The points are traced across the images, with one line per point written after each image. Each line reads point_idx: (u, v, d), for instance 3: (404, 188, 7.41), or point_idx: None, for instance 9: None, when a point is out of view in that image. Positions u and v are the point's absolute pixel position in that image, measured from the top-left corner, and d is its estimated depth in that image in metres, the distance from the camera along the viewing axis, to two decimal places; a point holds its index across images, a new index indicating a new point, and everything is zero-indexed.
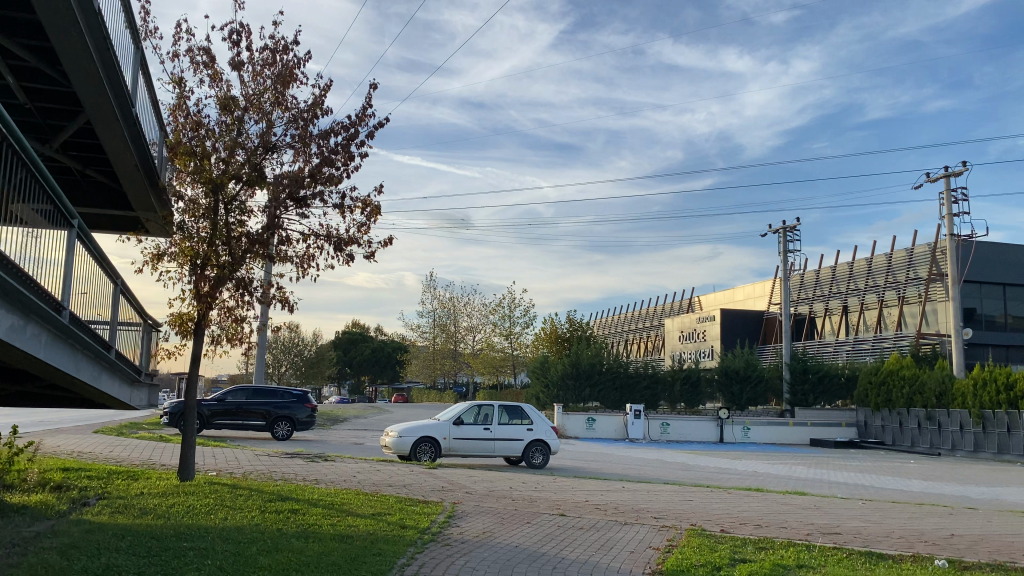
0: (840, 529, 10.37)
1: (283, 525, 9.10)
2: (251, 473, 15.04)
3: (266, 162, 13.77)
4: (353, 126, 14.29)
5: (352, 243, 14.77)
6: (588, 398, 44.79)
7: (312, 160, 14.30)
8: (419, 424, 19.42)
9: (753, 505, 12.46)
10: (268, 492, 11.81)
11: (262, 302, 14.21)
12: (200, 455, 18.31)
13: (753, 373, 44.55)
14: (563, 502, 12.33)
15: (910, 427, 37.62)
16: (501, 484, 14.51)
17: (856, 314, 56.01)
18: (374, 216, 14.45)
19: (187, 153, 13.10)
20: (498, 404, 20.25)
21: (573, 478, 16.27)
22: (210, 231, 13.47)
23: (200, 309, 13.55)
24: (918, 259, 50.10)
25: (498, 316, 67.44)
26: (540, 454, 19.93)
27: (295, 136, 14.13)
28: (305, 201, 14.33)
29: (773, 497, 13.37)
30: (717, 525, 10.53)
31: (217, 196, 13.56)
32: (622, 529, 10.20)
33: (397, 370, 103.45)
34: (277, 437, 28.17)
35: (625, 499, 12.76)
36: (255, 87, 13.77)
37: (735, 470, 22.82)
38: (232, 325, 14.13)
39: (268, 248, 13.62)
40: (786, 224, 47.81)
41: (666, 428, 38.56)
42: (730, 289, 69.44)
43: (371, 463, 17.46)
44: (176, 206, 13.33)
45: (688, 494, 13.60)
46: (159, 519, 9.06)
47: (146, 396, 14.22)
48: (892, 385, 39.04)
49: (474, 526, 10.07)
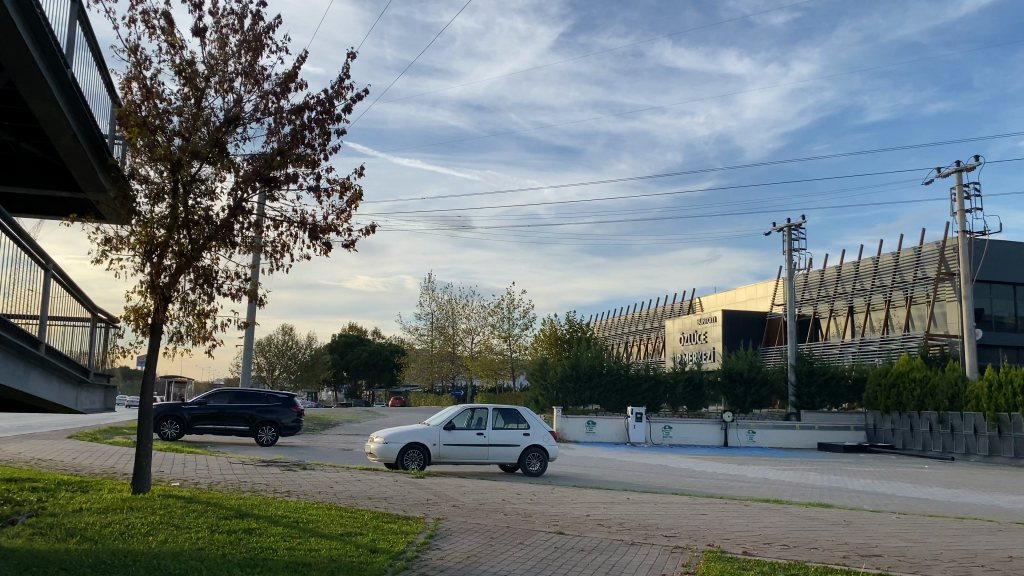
0: (881, 550, 8.99)
1: (229, 550, 7.71)
2: (218, 484, 13.69)
3: (231, 138, 12.48)
4: (330, 101, 13.04)
5: (330, 231, 13.59)
6: (588, 401, 43.32)
7: (285, 139, 13.09)
8: (406, 429, 18.02)
9: (775, 519, 11.06)
10: (228, 507, 10.43)
11: (230, 296, 12.95)
12: (169, 463, 16.91)
13: (756, 375, 43.19)
14: (561, 517, 10.94)
15: (921, 430, 36.27)
16: (493, 495, 13.10)
17: (862, 315, 54.73)
18: (354, 202, 13.35)
19: (140, 126, 11.73)
20: (493, 407, 18.90)
21: (572, 488, 14.87)
22: (170, 215, 12.14)
23: (159, 303, 12.29)
24: (927, 258, 48.74)
25: (496, 318, 66.17)
26: (538, 460, 18.59)
27: (267, 112, 12.87)
28: (277, 184, 13.14)
29: (796, 511, 11.96)
30: (738, 546, 9.14)
31: (176, 175, 12.23)
32: (629, 550, 8.83)
33: (395, 373, 101.91)
34: (261, 442, 26.75)
35: (630, 513, 11.36)
36: (219, 55, 12.41)
37: (742, 476, 21.47)
38: (196, 322, 12.83)
39: (234, 234, 12.37)
40: (791, 222, 46.50)
41: (668, 432, 37.20)
42: (732, 290, 68.05)
43: (353, 472, 16.06)
44: (130, 187, 11.98)
45: (700, 507, 12.21)
46: (85, 544, 7.65)
47: (99, 398, 12.93)
48: (902, 388, 37.65)
49: (457, 549, 8.68)
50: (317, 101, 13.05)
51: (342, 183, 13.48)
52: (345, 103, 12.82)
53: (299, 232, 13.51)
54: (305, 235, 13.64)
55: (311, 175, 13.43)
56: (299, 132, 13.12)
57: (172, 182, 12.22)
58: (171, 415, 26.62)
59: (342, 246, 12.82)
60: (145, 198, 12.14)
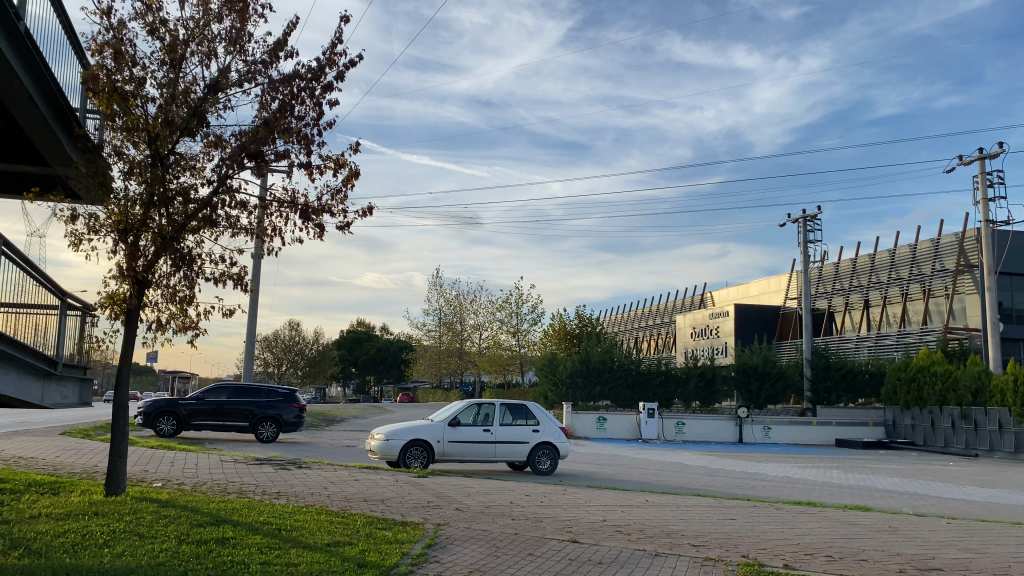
0: (940, 563, 7.91)
1: (192, 566, 6.66)
2: (204, 484, 12.76)
3: (214, 109, 11.43)
4: (320, 70, 12.05)
5: (323, 213, 12.65)
6: (598, 397, 42.05)
7: (274, 111, 12.09)
8: (408, 425, 16.98)
9: (814, 526, 9.97)
10: (204, 512, 9.45)
11: (216, 281, 12.00)
12: (156, 462, 15.94)
13: (771, 369, 42.07)
14: (573, 522, 9.87)
15: (943, 426, 35.00)
16: (501, 497, 12.04)
17: (877, 309, 53.41)
18: (350, 181, 12.44)
19: (109, 94, 10.60)
20: (500, 402, 17.87)
21: (584, 488, 13.78)
22: (148, 194, 11.12)
23: (135, 290, 11.33)
24: (945, 249, 47.50)
25: (505, 313, 65.18)
26: (548, 459, 17.54)
27: (254, 80, 11.85)
28: (267, 160, 12.18)
29: (833, 515, 10.87)
30: (777, 558, 8.07)
31: (154, 148, 11.18)
32: (655, 563, 7.76)
33: (403, 369, 101.06)
34: (261, 438, 25.80)
35: (651, 517, 10.30)
36: (199, 16, 11.28)
37: (764, 475, 20.36)
38: (178, 309, 11.87)
39: (216, 213, 11.41)
40: (807, 214, 45.26)
41: (682, 428, 36.13)
42: (744, 284, 66.75)
43: (351, 471, 14.99)
44: (104, 161, 10.95)
45: (728, 510, 11.11)
46: (28, 558, 6.62)
47: (73, 391, 12.17)
48: (922, 382, 36.41)
49: (458, 562, 7.61)
50: (308, 70, 12.05)
51: (337, 160, 12.55)
52: (337, 72, 11.83)
53: (288, 212, 12.58)
54: (296, 216, 12.68)
55: (302, 151, 12.45)
56: (289, 103, 12.14)
57: (151, 157, 11.22)
58: (167, 410, 25.67)
59: (336, 229, 11.96)
60: (120, 174, 11.11)
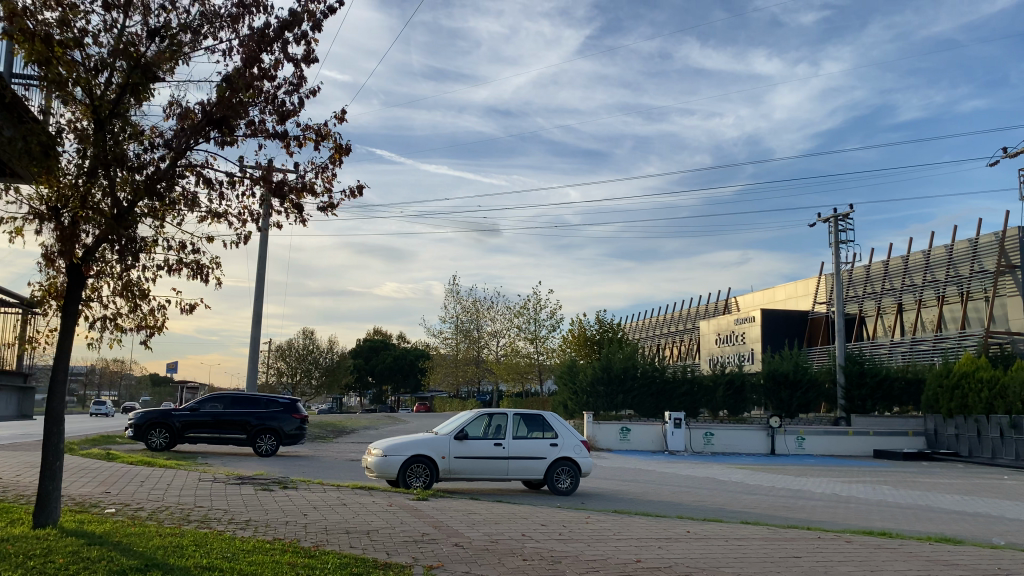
0: None
1: None
2: (160, 511, 10.89)
3: (167, 64, 9.62)
4: (294, 22, 10.18)
5: (305, 194, 10.81)
6: (620, 406, 39.95)
7: (243, 72, 10.23)
8: (410, 439, 15.05)
9: (902, 567, 7.89)
10: (137, 552, 7.60)
11: (175, 271, 10.19)
12: (125, 482, 14.08)
13: (802, 377, 39.83)
14: (599, 563, 7.91)
15: (990, 436, 32.52)
16: (512, 527, 10.08)
17: (911, 312, 51.01)
18: (334, 155, 10.60)
19: (31, 39, 8.75)
20: (514, 412, 15.89)
21: (610, 513, 11.75)
22: (88, 164, 9.31)
23: (74, 279, 9.58)
24: (984, 249, 45.02)
25: (523, 320, 63.30)
26: (568, 476, 15.58)
27: (217, 34, 10.07)
28: (234, 130, 10.35)
29: (923, 552, 8.78)
30: None
31: (95, 113, 9.43)
32: None
33: (420, 379, 99.03)
34: (260, 453, 23.95)
35: (695, 557, 8.26)
36: None
37: (807, 492, 18.30)
38: (130, 305, 10.07)
39: (170, 184, 9.62)
40: (838, 213, 42.99)
41: (710, 439, 33.94)
42: (770, 288, 64.43)
43: (340, 491, 13.09)
44: (32, 120, 9.19)
45: (789, 546, 9.03)
46: None
47: (9, 403, 10.51)
48: (966, 389, 33.82)
49: None
50: (280, 21, 10.22)
51: (319, 130, 10.70)
52: (313, 22, 10.03)
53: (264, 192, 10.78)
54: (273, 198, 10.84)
55: (278, 120, 10.60)
56: (259, 61, 10.33)
57: (94, 122, 9.46)
58: (160, 422, 23.91)
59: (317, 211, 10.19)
60: (57, 141, 9.33)
